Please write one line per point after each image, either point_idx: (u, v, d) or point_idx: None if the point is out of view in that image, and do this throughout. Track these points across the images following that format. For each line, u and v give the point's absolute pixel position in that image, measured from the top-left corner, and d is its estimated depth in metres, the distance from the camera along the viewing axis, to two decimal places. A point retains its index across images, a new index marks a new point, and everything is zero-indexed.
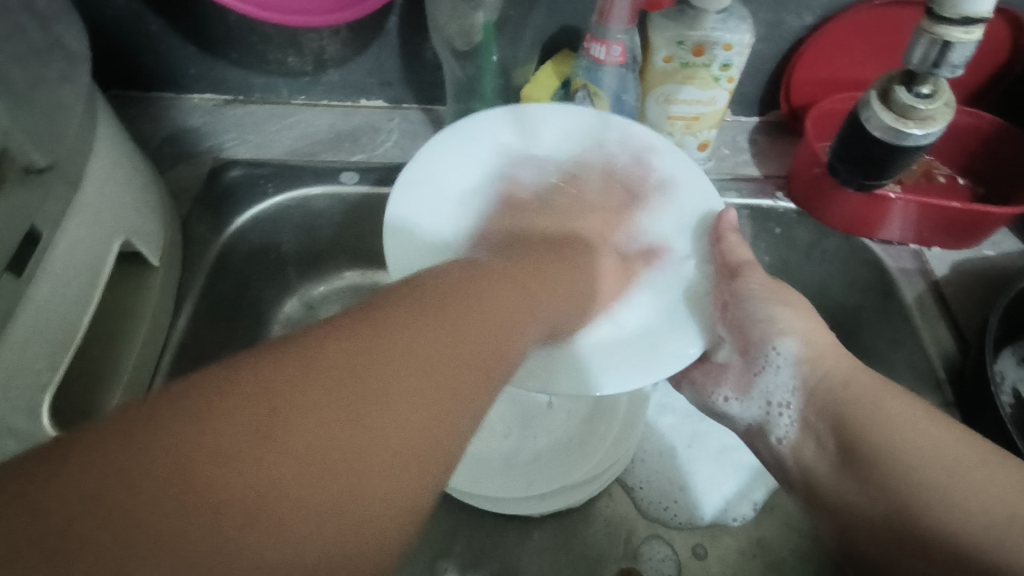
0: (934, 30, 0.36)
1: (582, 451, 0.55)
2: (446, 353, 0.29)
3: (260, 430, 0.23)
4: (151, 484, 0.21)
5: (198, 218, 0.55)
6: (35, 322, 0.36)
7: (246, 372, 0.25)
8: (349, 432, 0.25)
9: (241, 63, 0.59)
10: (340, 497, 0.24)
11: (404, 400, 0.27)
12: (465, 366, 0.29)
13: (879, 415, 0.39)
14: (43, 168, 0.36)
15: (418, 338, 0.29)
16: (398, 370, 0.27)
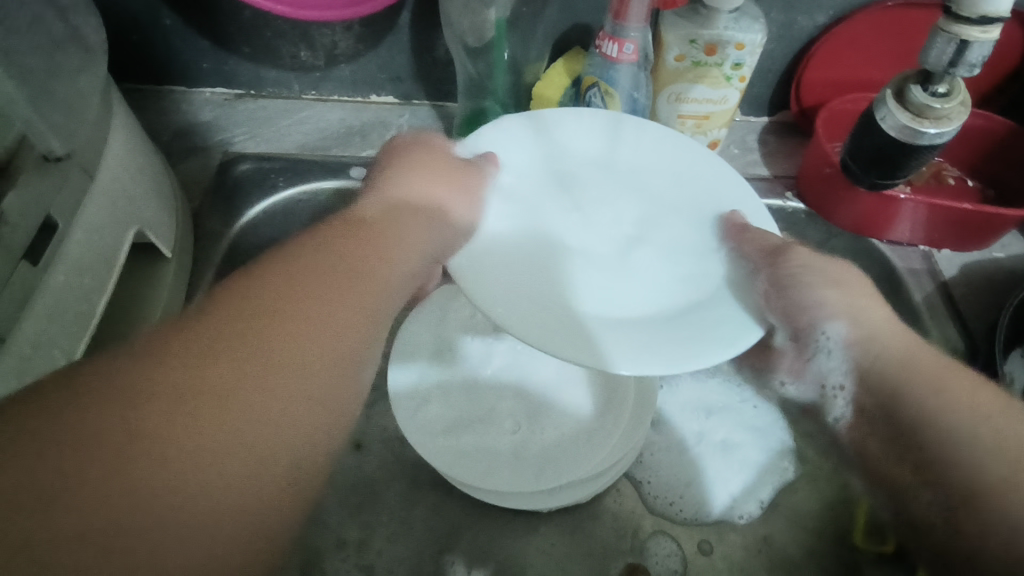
0: (950, 29, 0.36)
1: (591, 445, 0.55)
2: (343, 329, 0.32)
3: (144, 400, 0.26)
4: (77, 454, 0.24)
5: (211, 212, 0.56)
6: (51, 310, 0.36)
7: (160, 353, 0.28)
8: (236, 395, 0.28)
9: (254, 57, 0.59)
10: (238, 452, 0.27)
11: (299, 376, 0.30)
12: (340, 321, 0.32)
13: (932, 396, 0.35)
14: (61, 156, 0.37)
15: (318, 314, 0.32)
16: (273, 337, 0.30)
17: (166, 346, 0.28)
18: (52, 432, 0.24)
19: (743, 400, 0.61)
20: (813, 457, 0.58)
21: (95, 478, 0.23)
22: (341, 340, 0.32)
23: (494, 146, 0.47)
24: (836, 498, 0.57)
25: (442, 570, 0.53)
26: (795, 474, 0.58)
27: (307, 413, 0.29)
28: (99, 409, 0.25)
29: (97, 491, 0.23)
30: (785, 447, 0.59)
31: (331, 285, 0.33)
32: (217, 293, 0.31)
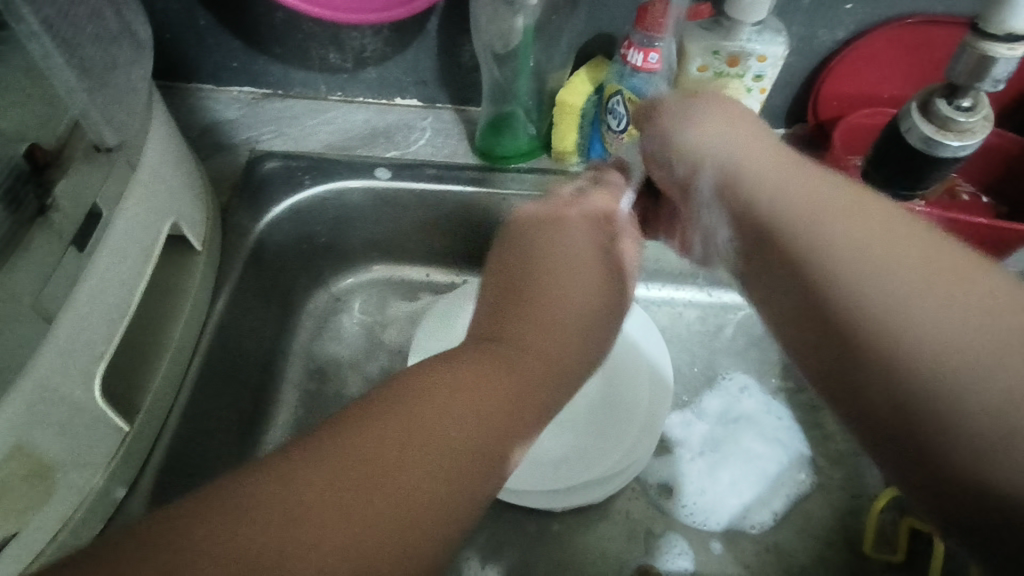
0: (978, 45, 0.37)
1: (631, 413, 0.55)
2: (459, 432, 0.30)
3: (286, 482, 0.26)
4: (226, 534, 0.24)
5: (237, 206, 0.56)
6: (97, 292, 0.37)
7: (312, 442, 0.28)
8: (389, 482, 0.28)
9: (284, 58, 0.60)
10: (347, 539, 0.26)
11: (421, 469, 0.29)
12: (513, 377, 0.34)
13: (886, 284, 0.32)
14: (111, 148, 0.39)
15: (439, 414, 0.30)
16: (399, 406, 0.30)
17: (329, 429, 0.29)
18: (206, 517, 0.25)
19: (768, 415, 0.61)
20: (824, 466, 0.59)
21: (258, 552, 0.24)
22: (454, 435, 0.30)
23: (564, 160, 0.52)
24: (846, 505, 0.57)
25: (458, 565, 0.54)
26: (809, 486, 0.58)
27: (460, 481, 0.29)
28: (274, 500, 0.26)
29: (258, 567, 0.24)
30: (800, 458, 0.60)
31: (473, 351, 0.34)
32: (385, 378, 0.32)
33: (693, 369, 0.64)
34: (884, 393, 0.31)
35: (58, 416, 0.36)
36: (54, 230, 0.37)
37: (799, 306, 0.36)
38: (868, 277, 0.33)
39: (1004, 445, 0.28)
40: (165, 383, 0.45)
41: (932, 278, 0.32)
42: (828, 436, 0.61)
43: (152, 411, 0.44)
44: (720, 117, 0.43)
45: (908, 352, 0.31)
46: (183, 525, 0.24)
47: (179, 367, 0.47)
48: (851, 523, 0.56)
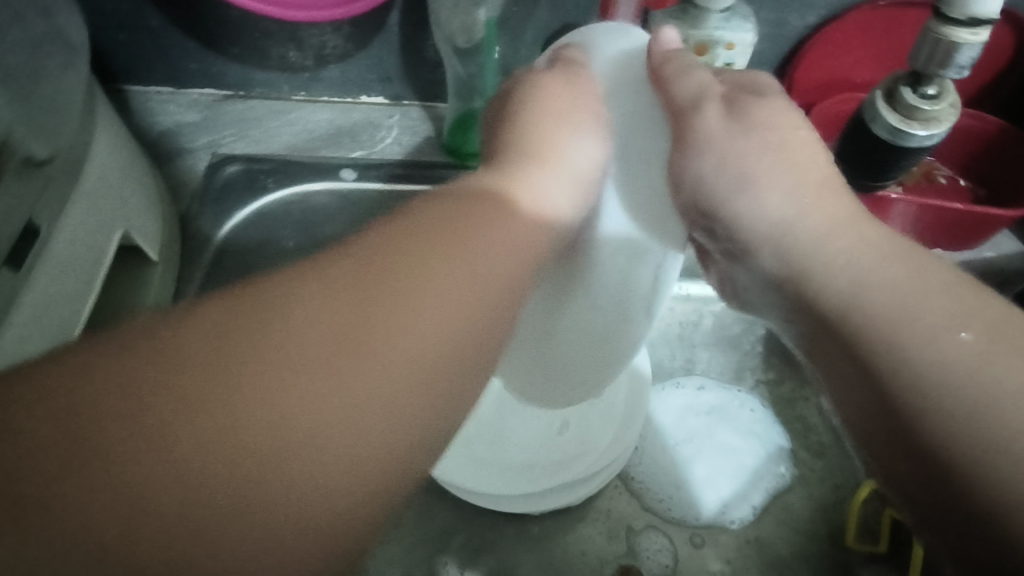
0: (939, 30, 0.36)
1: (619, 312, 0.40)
2: (460, 313, 0.28)
3: (178, 375, 0.23)
4: (104, 420, 0.22)
5: (199, 213, 0.56)
6: (33, 314, 0.35)
7: (214, 317, 0.25)
8: (318, 381, 0.25)
9: (241, 58, 0.58)
10: (271, 447, 0.23)
11: (397, 360, 0.26)
12: (494, 260, 0.30)
13: (893, 309, 0.28)
14: (42, 161, 0.36)
15: (420, 284, 0.28)
16: (346, 309, 0.26)
17: (246, 305, 0.26)
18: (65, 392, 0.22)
19: (741, 406, 0.61)
20: (806, 458, 0.59)
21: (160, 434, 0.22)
22: (452, 308, 0.28)
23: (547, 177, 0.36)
24: (829, 498, 0.57)
25: (435, 571, 0.53)
26: (790, 478, 0.58)
27: (428, 388, 0.26)
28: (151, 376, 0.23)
29: (97, 481, 0.21)
30: (781, 451, 0.59)
31: (476, 232, 0.30)
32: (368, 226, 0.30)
33: (671, 363, 0.64)
34: (897, 431, 0.27)
35: None
36: None
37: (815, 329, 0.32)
38: (916, 344, 0.27)
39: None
40: None
41: (929, 290, 0.29)
42: (811, 428, 0.60)
43: None
44: (775, 161, 0.34)
45: (958, 424, 0.25)
46: (40, 373, 0.23)
47: None
48: (832, 514, 0.56)
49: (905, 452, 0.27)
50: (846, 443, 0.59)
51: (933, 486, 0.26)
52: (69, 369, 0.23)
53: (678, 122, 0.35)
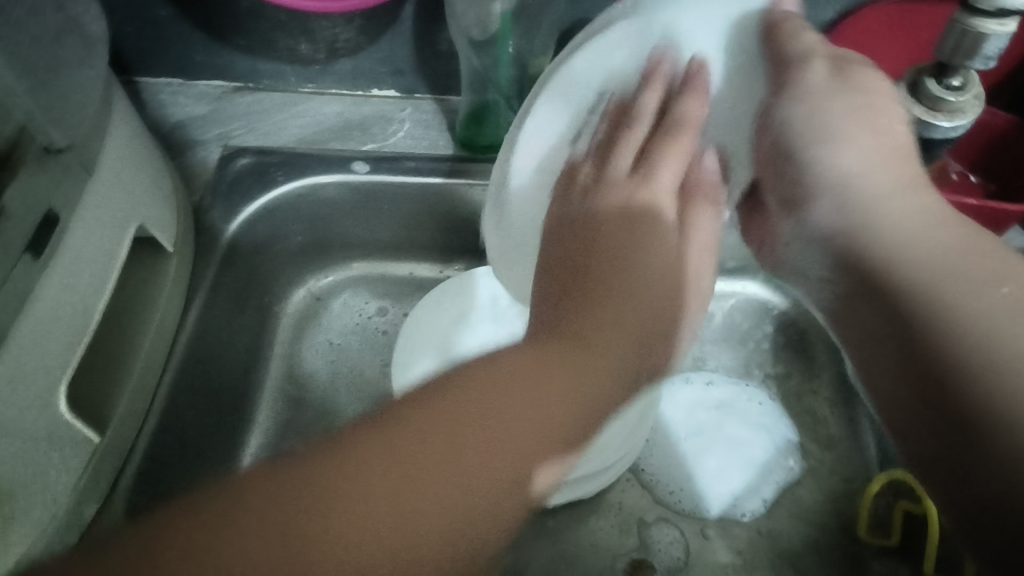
0: (968, 22, 0.36)
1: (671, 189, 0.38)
2: (550, 416, 0.31)
3: (315, 509, 0.27)
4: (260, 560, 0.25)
5: (211, 206, 0.55)
6: (51, 304, 0.35)
7: (330, 451, 0.28)
8: (431, 493, 0.28)
9: (252, 50, 0.58)
10: (423, 515, 0.28)
11: (494, 465, 0.29)
12: (588, 367, 0.32)
13: (923, 262, 0.30)
14: (62, 149, 0.36)
15: (508, 397, 0.31)
16: (449, 429, 0.29)
17: (364, 440, 0.29)
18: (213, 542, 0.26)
19: (749, 399, 0.61)
20: (815, 451, 0.59)
21: (334, 527, 0.27)
22: (547, 414, 0.31)
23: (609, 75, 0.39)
24: (839, 491, 0.57)
25: None
26: (800, 472, 0.58)
27: (541, 441, 0.30)
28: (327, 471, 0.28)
29: None
30: (790, 444, 0.59)
31: (563, 324, 0.33)
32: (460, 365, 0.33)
33: (680, 357, 0.64)
34: (919, 377, 0.29)
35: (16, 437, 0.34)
36: None
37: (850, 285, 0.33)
38: (954, 297, 0.29)
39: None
40: (136, 393, 0.44)
41: (967, 255, 0.30)
42: (820, 420, 0.60)
43: (122, 422, 0.43)
44: (863, 121, 0.35)
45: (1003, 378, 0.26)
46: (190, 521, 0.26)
47: (151, 376, 0.46)
48: (844, 507, 0.56)
49: (913, 392, 0.29)
50: (856, 437, 0.59)
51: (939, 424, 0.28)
52: (223, 510, 0.26)
53: (783, 73, 0.36)
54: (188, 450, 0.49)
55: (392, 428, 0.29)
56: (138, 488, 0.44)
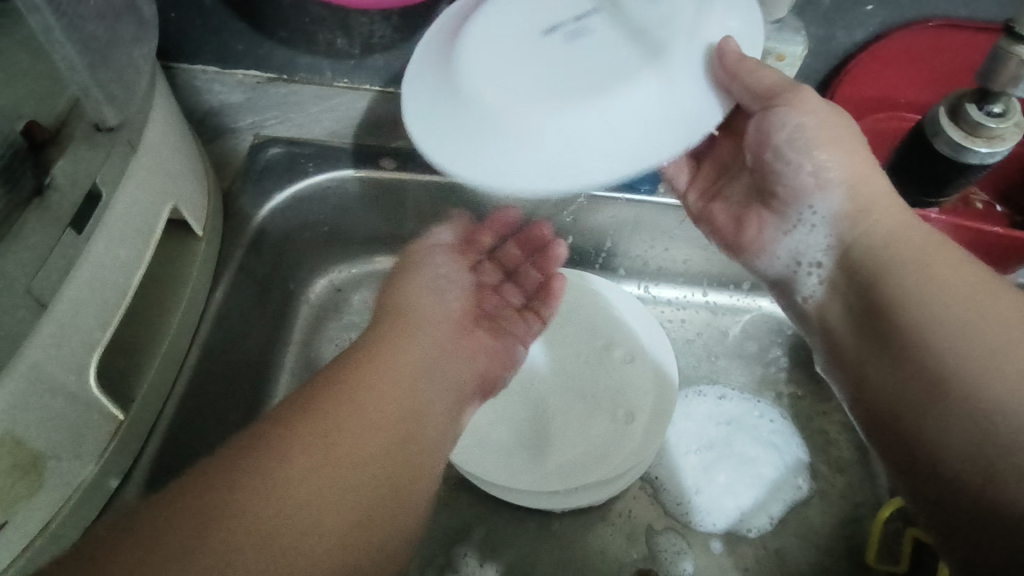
0: (1011, 49, 0.37)
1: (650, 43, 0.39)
2: (400, 403, 0.39)
3: (229, 518, 0.31)
4: (172, 552, 0.29)
5: (240, 193, 0.56)
6: (89, 279, 0.36)
7: (208, 470, 0.33)
8: (324, 472, 0.35)
9: (289, 42, 0.59)
10: (302, 502, 0.33)
11: (364, 440, 0.37)
12: (404, 364, 0.42)
13: (925, 279, 0.37)
14: (113, 128, 0.37)
15: (368, 400, 0.38)
16: (316, 421, 0.36)
17: (243, 453, 0.34)
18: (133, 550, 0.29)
19: (760, 416, 0.61)
20: (826, 473, 0.59)
21: (251, 494, 0.32)
22: (393, 401, 0.39)
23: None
24: (848, 514, 0.57)
25: (454, 560, 0.54)
26: (809, 491, 0.58)
27: (404, 423, 0.39)
28: (217, 489, 0.32)
29: None
30: (800, 463, 0.59)
31: (394, 346, 0.43)
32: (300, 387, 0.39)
33: (696, 372, 0.64)
34: (914, 381, 0.35)
35: (46, 408, 0.35)
36: (49, 213, 0.35)
37: (852, 296, 0.40)
38: (942, 341, 0.35)
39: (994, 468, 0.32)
40: (161, 373, 0.45)
41: (976, 289, 0.36)
42: (832, 442, 0.60)
43: (146, 400, 0.44)
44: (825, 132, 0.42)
45: (977, 403, 0.33)
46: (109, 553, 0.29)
47: (175, 357, 0.46)
48: (852, 530, 0.56)
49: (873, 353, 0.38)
50: (869, 462, 0.59)
51: (900, 406, 0.36)
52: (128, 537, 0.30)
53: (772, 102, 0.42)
54: (208, 431, 0.49)
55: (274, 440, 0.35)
56: (157, 469, 0.45)
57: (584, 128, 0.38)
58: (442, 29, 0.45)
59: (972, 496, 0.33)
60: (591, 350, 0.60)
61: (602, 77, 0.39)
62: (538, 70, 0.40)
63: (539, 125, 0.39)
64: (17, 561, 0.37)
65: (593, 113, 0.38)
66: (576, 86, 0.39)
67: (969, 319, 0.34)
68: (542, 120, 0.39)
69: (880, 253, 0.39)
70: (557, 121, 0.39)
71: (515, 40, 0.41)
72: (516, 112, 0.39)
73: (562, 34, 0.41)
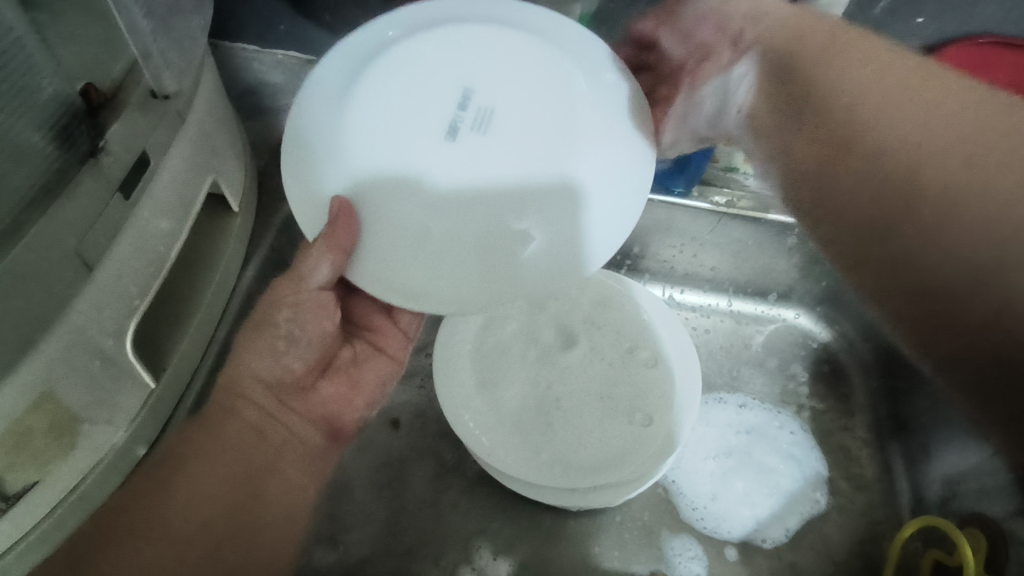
0: None
1: (559, 154, 0.37)
2: (239, 446, 0.40)
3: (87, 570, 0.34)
4: None
5: (276, 171, 0.56)
6: (133, 246, 0.36)
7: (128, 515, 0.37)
8: (191, 509, 0.38)
9: (332, 26, 0.59)
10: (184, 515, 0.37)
11: (234, 472, 0.39)
12: (247, 409, 0.41)
13: (856, 109, 0.43)
14: (167, 95, 0.37)
15: (223, 436, 0.40)
16: (190, 463, 0.39)
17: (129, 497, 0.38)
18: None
19: (780, 426, 0.60)
20: (845, 489, 0.58)
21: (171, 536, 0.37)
22: (259, 439, 0.41)
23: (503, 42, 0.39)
24: (867, 532, 0.56)
25: (467, 553, 0.53)
26: (826, 505, 0.57)
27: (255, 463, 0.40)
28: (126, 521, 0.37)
29: None
30: (819, 477, 0.58)
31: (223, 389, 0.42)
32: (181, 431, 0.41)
33: (718, 377, 0.63)
34: (874, 187, 0.42)
35: (83, 370, 0.35)
36: (104, 176, 0.34)
37: (876, 192, 0.42)
38: (903, 126, 0.41)
39: (996, 220, 0.37)
40: (192, 344, 0.45)
41: (914, 91, 0.42)
42: (853, 458, 0.59)
43: (176, 370, 0.44)
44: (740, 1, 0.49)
45: (981, 196, 0.38)
46: None
47: (206, 329, 0.46)
48: (871, 548, 0.55)
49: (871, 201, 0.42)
50: (890, 482, 0.58)
51: (881, 204, 0.42)
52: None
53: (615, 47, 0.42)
54: None
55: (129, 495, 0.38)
56: None
57: (466, 269, 0.36)
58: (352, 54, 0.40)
59: (989, 229, 0.37)
60: (616, 355, 0.58)
61: (511, 198, 0.36)
62: (446, 184, 0.36)
63: (432, 249, 0.36)
64: (47, 518, 0.38)
65: (474, 262, 0.36)
66: (450, 207, 0.36)
67: (924, 100, 0.41)
68: (435, 243, 0.36)
69: (879, 131, 0.42)
70: (421, 245, 0.36)
71: (412, 100, 0.38)
72: (406, 199, 0.36)
73: (469, 132, 0.37)
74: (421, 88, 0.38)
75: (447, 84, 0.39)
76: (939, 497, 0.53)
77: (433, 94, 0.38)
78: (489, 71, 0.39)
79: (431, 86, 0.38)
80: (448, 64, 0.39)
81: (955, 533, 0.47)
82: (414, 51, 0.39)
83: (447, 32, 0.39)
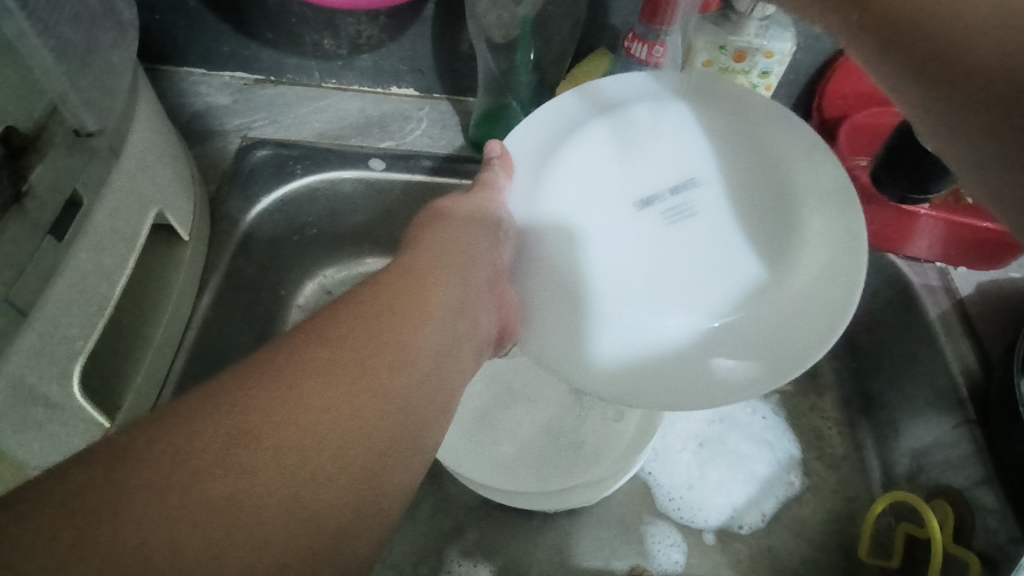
0: None
1: (787, 256, 0.40)
2: (378, 418, 0.31)
3: (95, 514, 0.23)
4: (135, 497, 0.24)
5: (227, 196, 0.55)
6: (69, 290, 0.35)
7: (173, 423, 0.27)
8: (219, 488, 0.25)
9: (275, 43, 0.58)
10: (283, 496, 0.26)
11: (298, 449, 0.28)
12: (409, 341, 0.34)
13: None
14: (92, 133, 0.37)
15: (337, 388, 0.30)
16: (252, 408, 0.28)
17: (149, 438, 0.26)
18: (136, 475, 0.24)
19: (752, 412, 0.61)
20: (819, 470, 0.58)
21: (204, 484, 0.25)
22: (367, 412, 0.30)
23: (670, 136, 0.43)
24: (843, 512, 0.56)
25: (447, 563, 0.53)
26: (801, 487, 0.58)
27: (349, 448, 0.29)
28: (209, 425, 0.27)
29: (93, 537, 0.23)
30: (793, 460, 0.59)
31: (399, 310, 0.35)
32: (268, 354, 0.31)
33: None
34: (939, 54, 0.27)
35: (27, 417, 0.34)
36: (29, 220, 0.34)
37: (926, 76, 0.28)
38: None
39: None
40: (147, 378, 0.45)
41: None
42: (824, 438, 0.60)
43: (133, 405, 0.44)
44: None
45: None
46: (56, 485, 0.24)
47: (163, 362, 0.46)
48: (846, 527, 0.55)
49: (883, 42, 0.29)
50: (861, 459, 0.58)
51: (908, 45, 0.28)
52: (74, 476, 0.24)
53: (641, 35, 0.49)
54: None
55: (197, 410, 0.27)
56: None
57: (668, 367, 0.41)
58: (543, 131, 0.43)
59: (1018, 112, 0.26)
60: None
61: (699, 300, 0.42)
62: (675, 289, 0.42)
63: (632, 330, 0.42)
64: None
65: (644, 356, 0.41)
66: (679, 300, 0.42)
67: None
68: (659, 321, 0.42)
69: None
70: (574, 329, 0.42)
71: (590, 189, 0.43)
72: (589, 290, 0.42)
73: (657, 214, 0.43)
74: (581, 171, 0.42)
75: (609, 164, 0.43)
76: (907, 471, 0.54)
77: (595, 173, 0.43)
78: (686, 155, 0.43)
79: (600, 182, 0.43)
80: (621, 156, 0.43)
81: (924, 508, 0.46)
82: (602, 135, 0.43)
83: (615, 121, 0.42)
